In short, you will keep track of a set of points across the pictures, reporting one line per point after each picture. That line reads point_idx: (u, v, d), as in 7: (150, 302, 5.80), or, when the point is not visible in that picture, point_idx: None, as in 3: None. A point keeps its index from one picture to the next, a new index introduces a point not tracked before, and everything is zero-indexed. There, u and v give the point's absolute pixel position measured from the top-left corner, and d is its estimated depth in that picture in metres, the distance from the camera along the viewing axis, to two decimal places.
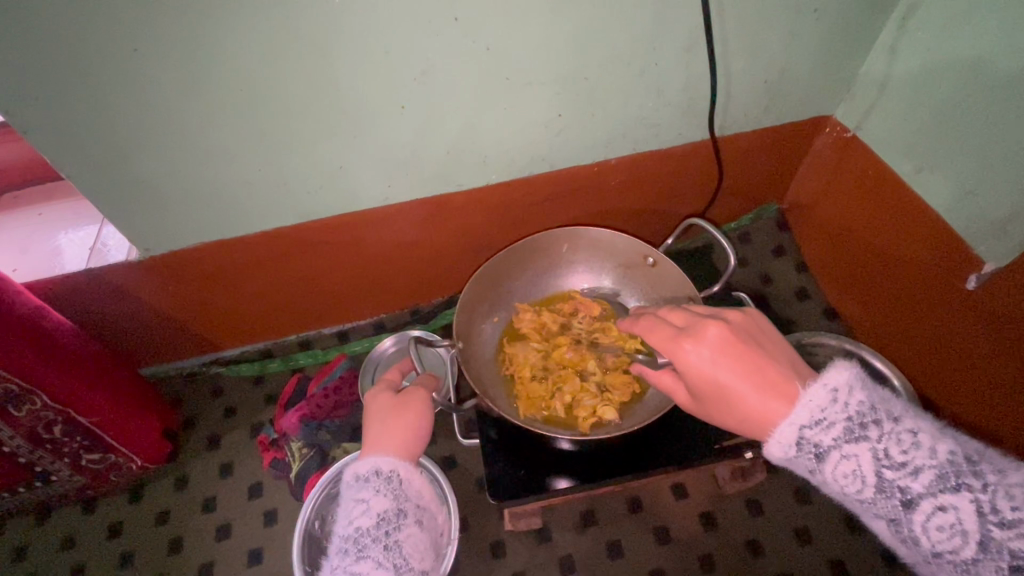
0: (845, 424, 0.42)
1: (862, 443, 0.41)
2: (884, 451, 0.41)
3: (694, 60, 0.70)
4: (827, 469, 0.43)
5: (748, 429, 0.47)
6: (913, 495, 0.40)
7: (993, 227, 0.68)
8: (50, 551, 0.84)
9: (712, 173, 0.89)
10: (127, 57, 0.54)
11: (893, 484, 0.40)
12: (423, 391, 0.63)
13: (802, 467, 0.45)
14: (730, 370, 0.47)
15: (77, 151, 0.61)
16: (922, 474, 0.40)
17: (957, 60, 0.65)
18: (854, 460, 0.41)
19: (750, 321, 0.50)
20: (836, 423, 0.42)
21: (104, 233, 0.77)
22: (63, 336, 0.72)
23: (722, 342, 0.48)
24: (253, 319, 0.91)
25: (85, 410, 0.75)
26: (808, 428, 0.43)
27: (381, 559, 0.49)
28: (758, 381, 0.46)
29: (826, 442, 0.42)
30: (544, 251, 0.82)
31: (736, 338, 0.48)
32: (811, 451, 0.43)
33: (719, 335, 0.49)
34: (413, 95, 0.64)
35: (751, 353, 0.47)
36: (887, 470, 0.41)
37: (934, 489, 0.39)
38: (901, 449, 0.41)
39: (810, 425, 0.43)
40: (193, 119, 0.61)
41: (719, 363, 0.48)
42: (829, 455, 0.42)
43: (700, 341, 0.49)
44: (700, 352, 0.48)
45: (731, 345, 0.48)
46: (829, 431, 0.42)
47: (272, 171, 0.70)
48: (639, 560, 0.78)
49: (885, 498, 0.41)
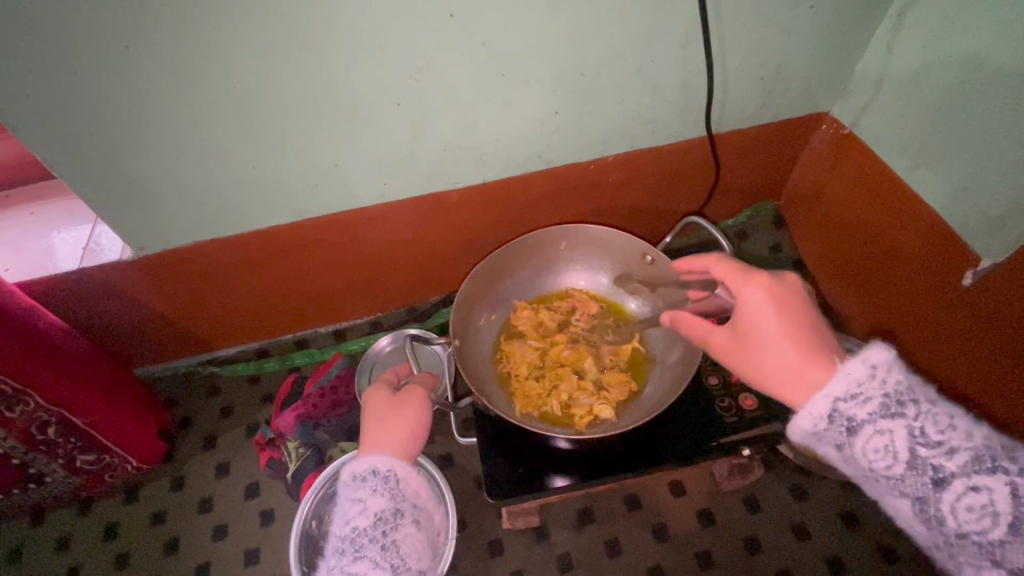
0: (881, 401, 0.43)
1: (897, 419, 0.43)
2: (919, 429, 0.43)
3: (690, 57, 0.70)
4: (859, 443, 0.44)
5: (778, 373, 0.49)
6: (946, 474, 0.42)
7: (990, 223, 0.68)
8: (45, 553, 0.84)
9: (709, 170, 0.89)
10: (117, 55, 0.53)
11: (927, 462, 0.42)
12: (421, 391, 0.63)
13: (829, 441, 0.46)
14: (795, 313, 0.50)
15: (69, 150, 0.60)
16: (958, 454, 0.42)
17: (953, 56, 0.65)
18: (887, 435, 0.43)
19: (811, 290, 0.52)
20: (873, 398, 0.44)
21: (97, 232, 0.77)
22: (54, 336, 0.71)
23: (795, 291, 0.51)
24: (250, 318, 0.91)
25: (79, 411, 0.74)
26: (843, 401, 0.44)
27: (378, 560, 0.49)
28: (813, 333, 0.49)
29: (860, 416, 0.44)
30: (540, 249, 0.82)
31: (806, 295, 0.51)
32: (843, 425, 0.45)
33: (793, 284, 0.51)
34: (408, 92, 0.64)
35: (814, 313, 0.50)
36: (921, 447, 0.43)
37: (968, 470, 0.41)
38: (937, 428, 0.43)
39: (846, 398, 0.44)
40: (186, 116, 0.60)
41: (787, 304, 0.50)
42: (862, 429, 0.44)
43: (777, 280, 0.51)
44: (775, 287, 0.51)
45: (801, 297, 0.51)
46: (864, 405, 0.44)
47: (267, 169, 0.69)
48: (637, 557, 0.78)
49: (915, 475, 0.43)
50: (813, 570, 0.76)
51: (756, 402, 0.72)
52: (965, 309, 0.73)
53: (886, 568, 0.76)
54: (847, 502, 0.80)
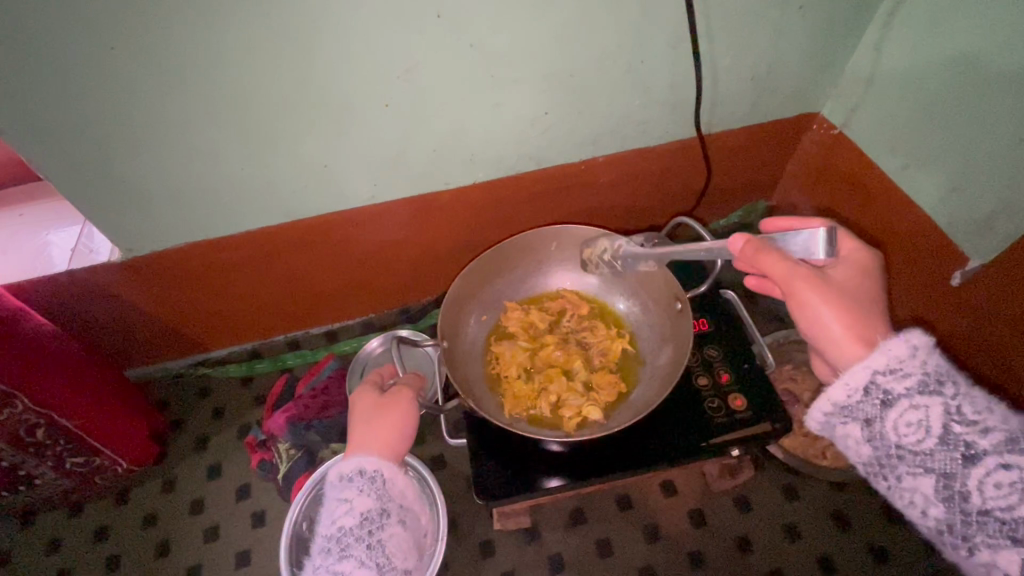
0: (920, 377, 0.47)
1: (935, 396, 0.46)
2: (956, 408, 0.45)
3: (681, 58, 0.70)
4: (892, 415, 0.47)
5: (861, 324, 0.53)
6: (979, 450, 0.44)
7: (979, 223, 0.68)
8: (34, 556, 0.83)
9: (700, 171, 0.89)
10: (104, 55, 0.53)
11: (960, 439, 0.45)
12: (408, 392, 0.63)
13: (860, 416, 0.49)
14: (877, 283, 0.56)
15: (58, 150, 0.60)
16: (992, 433, 0.44)
17: (941, 57, 0.65)
18: (922, 410, 0.46)
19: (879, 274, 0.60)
20: (912, 374, 0.47)
21: (87, 234, 0.76)
22: (44, 338, 0.71)
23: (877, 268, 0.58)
24: (242, 319, 0.91)
25: (68, 412, 0.74)
26: (881, 374, 0.48)
27: (364, 559, 0.49)
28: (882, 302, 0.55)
29: (897, 390, 0.47)
30: (531, 250, 0.82)
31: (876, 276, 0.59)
32: (878, 397, 0.48)
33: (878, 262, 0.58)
34: (398, 92, 0.64)
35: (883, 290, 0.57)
36: (955, 424, 0.45)
37: (1001, 448, 0.43)
38: (973, 409, 0.45)
39: (884, 372, 0.48)
40: (175, 117, 0.60)
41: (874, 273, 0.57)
42: (897, 402, 0.47)
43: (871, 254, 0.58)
44: (870, 258, 0.57)
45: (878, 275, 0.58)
46: (902, 380, 0.47)
47: (257, 170, 0.69)
48: (629, 557, 0.78)
49: (945, 451, 0.45)
50: (805, 570, 0.76)
51: (746, 402, 0.72)
52: (959, 308, 0.73)
53: (877, 567, 0.76)
54: (837, 502, 0.81)
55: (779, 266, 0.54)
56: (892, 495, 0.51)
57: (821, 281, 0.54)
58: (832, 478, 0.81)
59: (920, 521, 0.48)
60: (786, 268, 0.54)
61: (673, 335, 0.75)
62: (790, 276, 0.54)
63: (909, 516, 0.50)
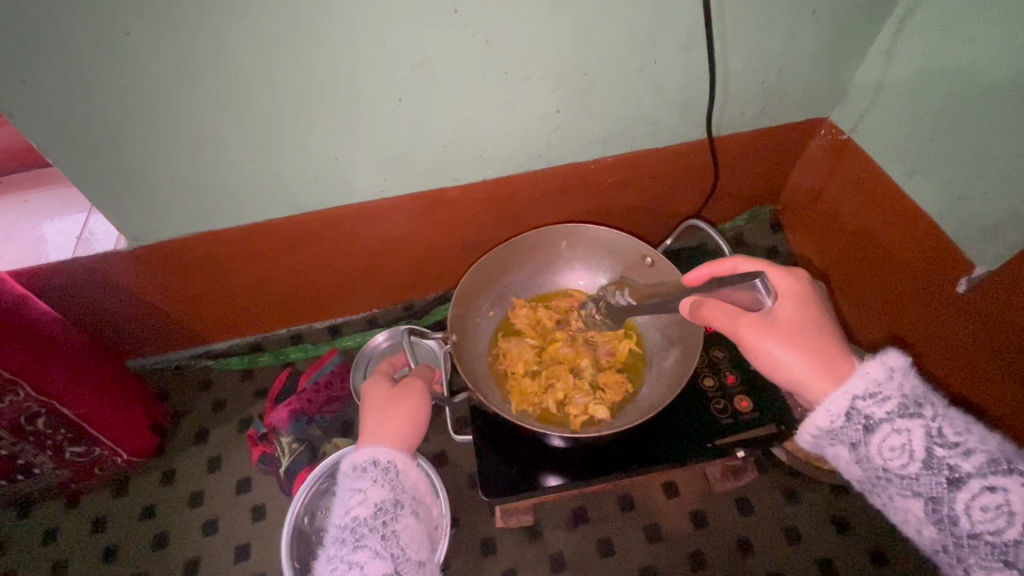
0: (899, 401, 0.47)
1: (915, 419, 0.46)
2: (936, 430, 0.45)
3: (693, 59, 0.70)
4: (875, 440, 0.47)
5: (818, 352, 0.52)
6: (962, 473, 0.44)
7: (985, 230, 0.68)
8: (30, 546, 0.82)
9: (707, 173, 0.90)
10: (116, 42, 0.52)
11: (942, 462, 0.45)
12: (418, 383, 0.64)
13: (845, 439, 0.49)
14: (813, 313, 0.54)
15: (67, 136, 0.59)
16: (974, 455, 0.44)
17: (951, 66, 0.66)
18: (904, 434, 0.46)
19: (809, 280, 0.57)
20: (891, 398, 0.47)
21: (92, 221, 0.76)
22: (46, 325, 0.70)
23: (798, 293, 0.56)
24: (246, 311, 0.90)
25: (68, 401, 0.73)
26: (861, 399, 0.48)
27: (378, 550, 0.49)
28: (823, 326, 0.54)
29: (878, 414, 0.47)
30: (541, 248, 0.82)
31: (807, 293, 0.56)
32: (860, 422, 0.48)
33: (793, 289, 0.56)
34: (411, 87, 0.64)
35: (819, 312, 0.55)
36: (938, 447, 0.45)
37: (984, 470, 0.43)
38: (954, 430, 0.45)
39: (864, 397, 0.48)
40: (187, 106, 0.60)
41: (803, 306, 0.55)
42: (880, 427, 0.47)
43: (785, 296, 0.56)
44: (788, 301, 0.55)
45: (805, 297, 0.55)
46: (883, 404, 0.47)
47: (266, 161, 0.69)
48: (630, 558, 0.78)
49: (930, 475, 0.45)
50: (803, 572, 0.76)
51: (752, 403, 0.72)
52: (958, 317, 0.73)
53: (875, 571, 0.76)
54: (837, 505, 0.81)
55: (722, 313, 0.57)
56: (887, 512, 0.51)
57: (765, 325, 0.55)
58: (832, 481, 0.81)
59: (917, 539, 0.48)
60: (730, 318, 0.56)
61: (680, 336, 0.74)
62: (734, 323, 0.56)
63: (906, 533, 0.50)
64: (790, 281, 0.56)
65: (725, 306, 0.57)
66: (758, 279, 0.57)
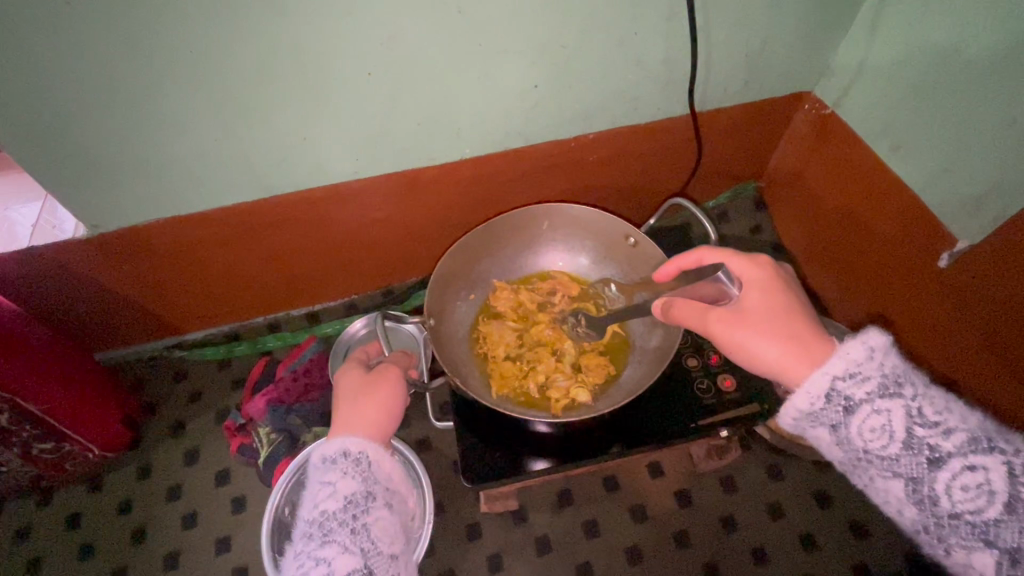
0: (879, 381, 0.46)
1: (896, 400, 0.45)
2: (917, 410, 0.45)
3: (674, 30, 0.68)
4: (855, 422, 0.47)
5: (790, 338, 0.51)
6: (943, 453, 0.44)
7: (966, 204, 0.68)
8: (3, 546, 0.80)
9: (690, 150, 0.88)
10: (59, 11, 0.49)
11: (923, 442, 0.44)
12: (396, 369, 0.62)
13: (826, 421, 0.48)
14: (779, 299, 0.54)
15: (14, 117, 0.56)
16: (954, 434, 0.44)
17: (936, 36, 0.64)
18: (885, 415, 0.45)
19: (771, 265, 0.56)
20: (871, 378, 0.46)
21: (49, 208, 0.72)
22: (5, 320, 0.67)
23: (762, 281, 0.55)
24: (218, 299, 0.88)
25: (34, 397, 0.70)
26: (841, 380, 0.47)
27: (347, 544, 0.47)
28: (791, 312, 0.53)
29: (858, 395, 0.46)
30: (522, 229, 0.80)
31: (772, 279, 0.55)
32: (840, 404, 0.47)
33: (757, 278, 0.55)
34: (381, 61, 0.61)
35: (785, 296, 0.54)
36: (918, 427, 0.45)
37: (964, 449, 0.43)
38: (934, 410, 0.45)
39: (844, 377, 0.47)
40: (141, 85, 0.56)
41: (769, 294, 0.54)
42: (860, 409, 0.46)
43: (749, 286, 0.55)
44: (752, 291, 0.55)
45: (769, 284, 0.55)
46: (863, 385, 0.46)
47: (231, 142, 0.66)
48: (615, 539, 0.78)
49: (911, 455, 0.45)
50: (786, 547, 0.77)
51: (735, 382, 0.72)
52: (942, 291, 0.73)
53: (857, 544, 0.77)
54: (819, 481, 0.81)
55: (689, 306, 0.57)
56: (869, 492, 0.50)
57: (734, 319, 0.54)
58: (815, 457, 0.81)
59: (898, 518, 0.48)
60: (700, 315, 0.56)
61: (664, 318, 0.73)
62: (704, 322, 0.56)
63: (888, 513, 0.49)
64: (751, 270, 0.56)
65: (695, 304, 0.57)
66: (720, 271, 0.58)
